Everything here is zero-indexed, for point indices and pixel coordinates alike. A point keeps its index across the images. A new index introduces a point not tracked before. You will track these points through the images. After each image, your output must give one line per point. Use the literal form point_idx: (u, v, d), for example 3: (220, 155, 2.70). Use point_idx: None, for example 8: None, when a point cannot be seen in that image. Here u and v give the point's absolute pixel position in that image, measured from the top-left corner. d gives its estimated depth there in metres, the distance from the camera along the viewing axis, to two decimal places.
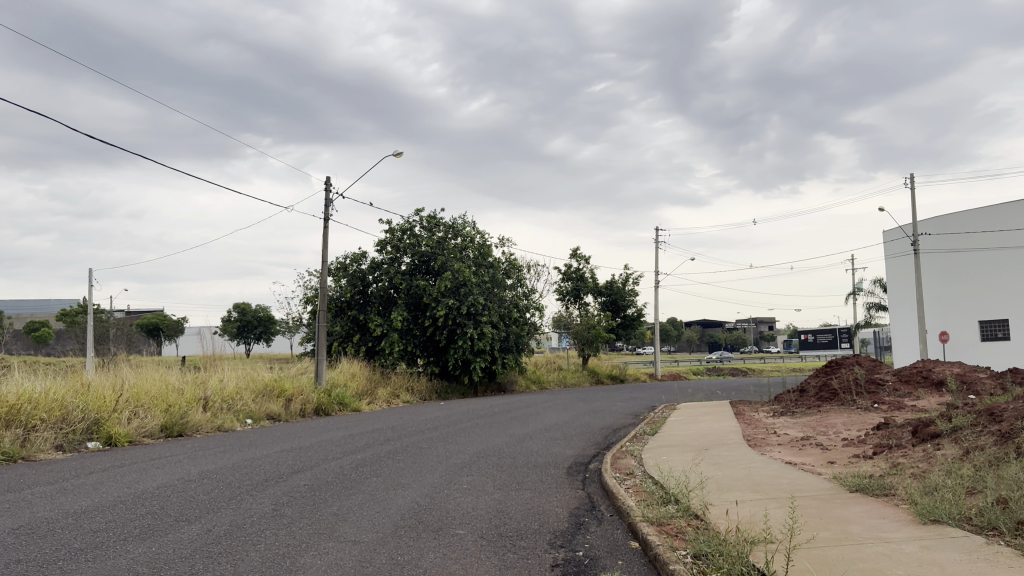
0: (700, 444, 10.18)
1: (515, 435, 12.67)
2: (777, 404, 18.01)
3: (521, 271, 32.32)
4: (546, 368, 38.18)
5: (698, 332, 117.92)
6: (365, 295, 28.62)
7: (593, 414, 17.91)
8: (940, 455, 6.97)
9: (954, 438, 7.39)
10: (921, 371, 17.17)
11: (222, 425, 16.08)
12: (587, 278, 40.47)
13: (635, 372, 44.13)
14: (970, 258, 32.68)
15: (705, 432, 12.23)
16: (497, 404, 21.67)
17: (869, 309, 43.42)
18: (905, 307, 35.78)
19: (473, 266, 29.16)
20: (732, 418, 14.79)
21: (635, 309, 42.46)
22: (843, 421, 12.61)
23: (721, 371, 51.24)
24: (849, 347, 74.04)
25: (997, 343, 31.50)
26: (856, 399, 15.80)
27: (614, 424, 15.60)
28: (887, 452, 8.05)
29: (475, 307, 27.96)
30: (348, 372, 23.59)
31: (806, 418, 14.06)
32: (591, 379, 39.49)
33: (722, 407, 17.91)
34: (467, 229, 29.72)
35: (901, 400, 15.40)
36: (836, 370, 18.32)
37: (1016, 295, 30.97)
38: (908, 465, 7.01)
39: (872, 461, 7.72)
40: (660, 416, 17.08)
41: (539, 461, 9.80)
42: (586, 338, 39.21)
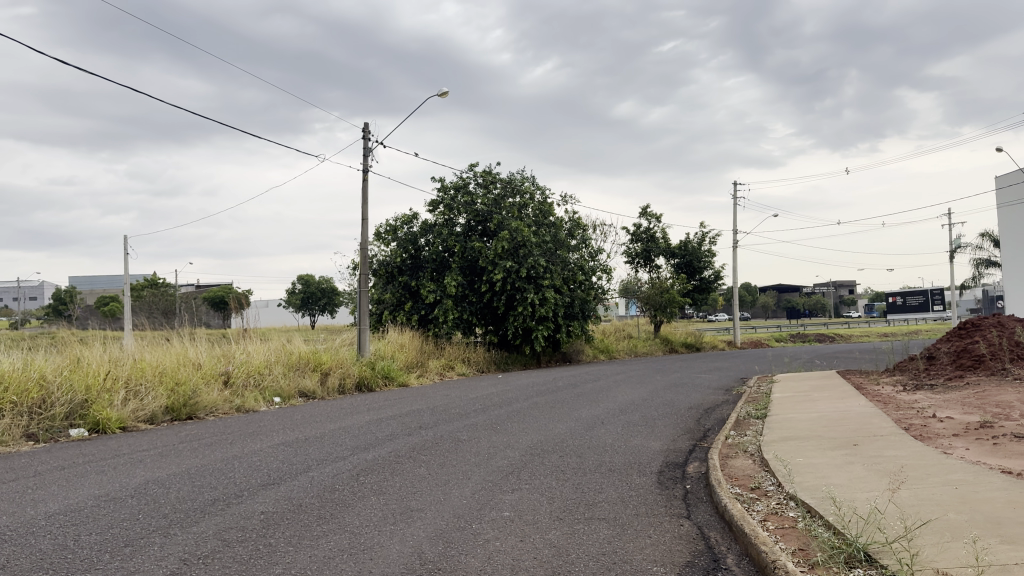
0: (843, 438, 7.27)
1: (584, 421, 9.99)
2: (901, 375, 14.82)
3: (586, 230, 29.42)
4: (614, 337, 35.39)
5: (774, 297, 112.52)
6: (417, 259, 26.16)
7: (675, 389, 15.16)
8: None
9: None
10: None
11: (242, 405, 13.89)
12: (658, 238, 37.35)
13: (712, 339, 40.86)
14: None
15: (833, 417, 9.28)
16: (564, 377, 19.06)
17: (977, 267, 38.86)
18: None
19: (532, 226, 26.45)
20: (856, 396, 11.78)
21: (712, 271, 39.08)
22: (1021, 397, 9.45)
23: (804, 337, 47.31)
24: (943, 310, 68.46)
25: None
26: (1010, 369, 12.53)
27: (702, 402, 12.81)
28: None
29: (534, 269, 25.28)
30: (395, 342, 21.23)
31: (955, 393, 10.99)
32: (664, 347, 36.53)
33: (830, 381, 14.93)
34: (525, 185, 26.91)
35: None
36: (972, 334, 15.02)
37: None
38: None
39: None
40: (758, 392, 14.17)
41: (613, 461, 7.12)
42: (659, 303, 36.09)
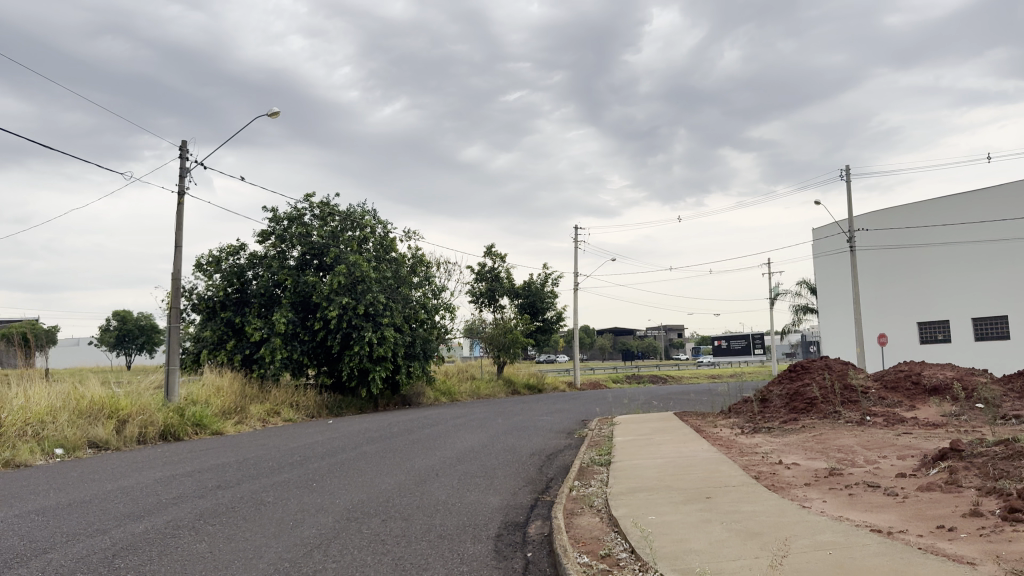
0: (694, 490, 6.70)
1: (416, 474, 8.96)
2: (737, 417, 14.85)
3: (429, 268, 28.51)
4: (456, 378, 34.48)
5: (611, 339, 116.28)
6: (244, 294, 24.11)
7: (517, 434, 14.41)
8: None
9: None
10: (908, 377, 14.26)
11: (10, 460, 11.61)
12: (502, 278, 37.09)
13: (553, 380, 40.89)
14: (907, 255, 29.34)
15: (680, 465, 8.77)
16: (401, 422, 17.85)
17: (797, 312, 41.47)
18: (841, 307, 33.00)
19: (372, 261, 25.23)
20: (700, 440, 11.48)
21: (554, 312, 39.23)
22: (858, 442, 9.39)
23: (641, 379, 48.60)
24: (762, 354, 73.13)
25: (938, 346, 28.20)
26: (840, 412, 12.75)
27: (544, 448, 12.11)
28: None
29: (373, 306, 24.00)
30: (211, 385, 19.14)
31: (793, 437, 10.90)
32: (506, 389, 36.00)
33: (671, 425, 14.72)
34: (366, 218, 25.68)
35: (895, 413, 12.50)
36: (803, 376, 15.39)
37: (956, 294, 27.67)
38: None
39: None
40: (601, 436, 13.68)
41: (444, 525, 6.16)
42: (502, 344, 35.61)
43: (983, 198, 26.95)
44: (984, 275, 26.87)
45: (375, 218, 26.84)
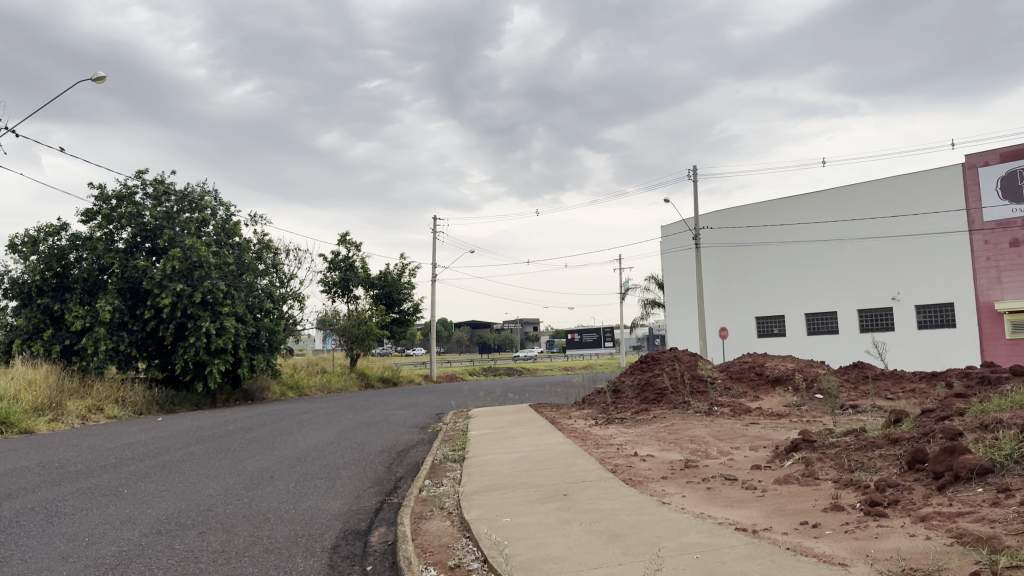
0: (552, 487, 6.31)
1: (248, 479, 8.13)
2: (591, 408, 14.80)
3: (276, 254, 26.99)
4: (305, 371, 32.97)
5: (468, 332, 116.46)
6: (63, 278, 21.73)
7: (365, 430, 13.68)
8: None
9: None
10: (752, 368, 14.74)
11: None
12: (356, 268, 35.88)
13: (408, 373, 40.10)
14: (748, 253, 30.85)
15: (536, 459, 8.41)
16: (242, 417, 16.63)
17: (646, 306, 42.87)
18: (688, 302, 34.30)
19: (212, 246, 23.54)
20: (556, 432, 11.23)
21: (410, 304, 38.42)
22: (710, 433, 9.43)
23: (496, 371, 48.66)
24: (613, 346, 75.52)
25: (772, 339, 29.88)
26: (690, 402, 12.93)
27: (394, 444, 11.49)
28: (903, 503, 4.56)
29: (211, 294, 22.35)
30: (21, 379, 17.01)
31: (647, 428, 10.88)
32: (359, 383, 34.88)
33: (526, 417, 14.46)
34: (206, 200, 23.90)
35: (741, 403, 12.82)
36: (654, 367, 15.59)
37: (791, 291, 29.37)
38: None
39: (904, 527, 4.18)
40: (455, 430, 13.20)
41: (274, 540, 5.51)
42: (355, 336, 34.44)
43: (816, 201, 28.69)
44: (816, 273, 28.66)
45: (216, 200, 25.05)
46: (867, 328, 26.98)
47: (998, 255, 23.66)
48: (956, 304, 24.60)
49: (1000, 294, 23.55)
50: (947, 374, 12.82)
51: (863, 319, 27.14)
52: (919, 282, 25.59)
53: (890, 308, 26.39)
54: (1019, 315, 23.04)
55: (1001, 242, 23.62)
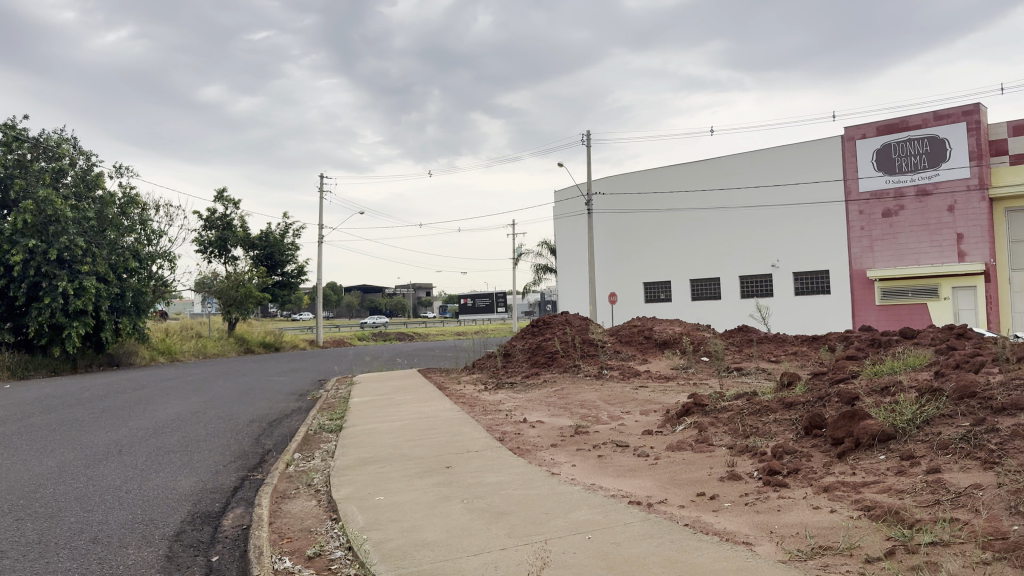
0: (433, 459, 5.76)
1: (90, 455, 7.22)
2: (480, 373, 14.35)
3: (144, 210, 25.08)
4: (179, 336, 31.14)
5: (358, 296, 114.16)
6: None
7: (238, 398, 12.75)
8: (988, 491, 3.33)
9: (968, 450, 3.81)
10: (642, 331, 14.65)
11: None
12: (235, 227, 34.08)
13: (292, 338, 38.67)
14: (638, 219, 31.09)
15: (418, 427, 7.83)
16: (104, 385, 15.33)
17: (537, 271, 42.85)
18: (578, 267, 34.38)
19: (70, 199, 21.56)
20: (442, 398, 10.70)
21: (294, 266, 36.88)
22: (599, 397, 9.12)
23: (385, 336, 47.74)
24: (504, 312, 75.77)
25: (659, 305, 30.39)
26: (581, 366, 12.67)
27: (267, 414, 10.68)
28: (803, 472, 4.30)
29: (69, 252, 20.49)
30: None
31: (536, 393, 10.50)
32: (238, 348, 33.30)
33: (412, 382, 13.86)
34: (64, 148, 21.87)
35: (631, 366, 12.67)
36: (544, 331, 15.27)
37: (678, 257, 29.84)
38: (939, 518, 3.23)
39: (807, 499, 3.90)
40: (336, 397, 12.47)
41: (106, 529, 4.75)
42: (234, 299, 32.75)
43: (704, 168, 29.09)
44: (701, 240, 29.18)
45: (76, 149, 22.98)
46: (748, 294, 27.78)
47: (871, 225, 24.70)
48: (830, 271, 25.61)
49: (871, 262, 24.65)
50: (826, 337, 13.08)
51: (744, 285, 27.91)
52: (799, 250, 26.46)
53: (770, 275, 27.22)
54: (887, 282, 24.20)
55: (874, 212, 24.65)
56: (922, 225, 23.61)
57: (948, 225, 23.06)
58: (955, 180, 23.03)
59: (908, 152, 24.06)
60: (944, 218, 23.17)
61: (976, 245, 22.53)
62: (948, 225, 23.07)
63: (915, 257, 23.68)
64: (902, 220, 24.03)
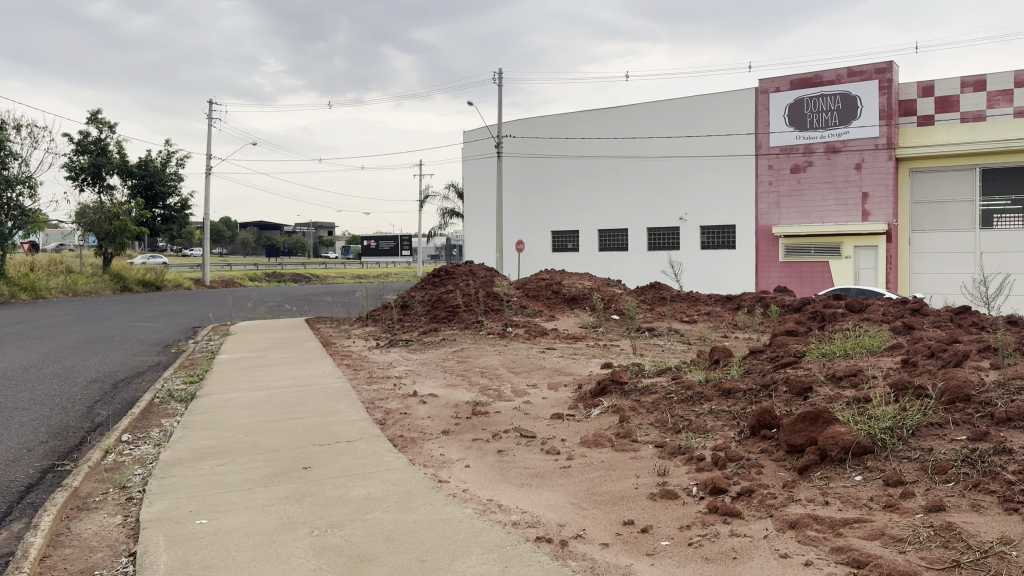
0: (290, 455, 4.55)
1: None
2: (373, 327, 13.08)
3: None
4: (45, 271, 28.31)
5: (256, 233, 109.55)
6: None
7: (88, 350, 11.05)
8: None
9: (974, 480, 2.99)
10: (550, 286, 13.67)
11: None
12: (111, 153, 31.12)
13: (176, 276, 36.03)
14: (549, 165, 30.02)
15: (284, 400, 6.56)
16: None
17: (443, 215, 41.40)
18: (485, 213, 33.15)
19: None
20: (325, 357, 9.42)
21: (177, 198, 34.17)
22: (501, 363, 8.05)
23: (281, 277, 45.46)
24: (408, 255, 73.94)
25: (566, 255, 29.65)
26: (483, 322, 11.62)
27: (114, 373, 9.11)
28: (759, 495, 3.36)
29: None
30: None
31: (432, 354, 9.36)
32: (114, 286, 30.69)
33: (296, 335, 12.49)
34: None
35: (537, 324, 11.72)
36: (445, 282, 14.10)
37: (588, 206, 29.02)
38: None
39: (770, 540, 2.95)
40: (204, 352, 10.97)
41: None
42: (107, 232, 30.01)
43: (616, 115, 28.17)
44: (611, 189, 28.42)
45: None
46: (655, 247, 27.35)
47: (780, 180, 24.46)
48: (737, 227, 25.36)
49: (778, 218, 24.49)
50: (740, 297, 12.45)
51: (652, 237, 27.43)
52: (707, 203, 26.06)
53: (678, 228, 26.80)
54: (793, 240, 24.14)
55: (784, 167, 24.39)
56: (829, 183, 23.53)
57: (855, 184, 23.03)
58: (864, 138, 22.93)
59: (821, 108, 23.80)
60: (851, 177, 23.11)
61: (880, 205, 22.59)
62: (855, 184, 23.04)
63: (821, 215, 23.64)
64: (811, 177, 23.87)
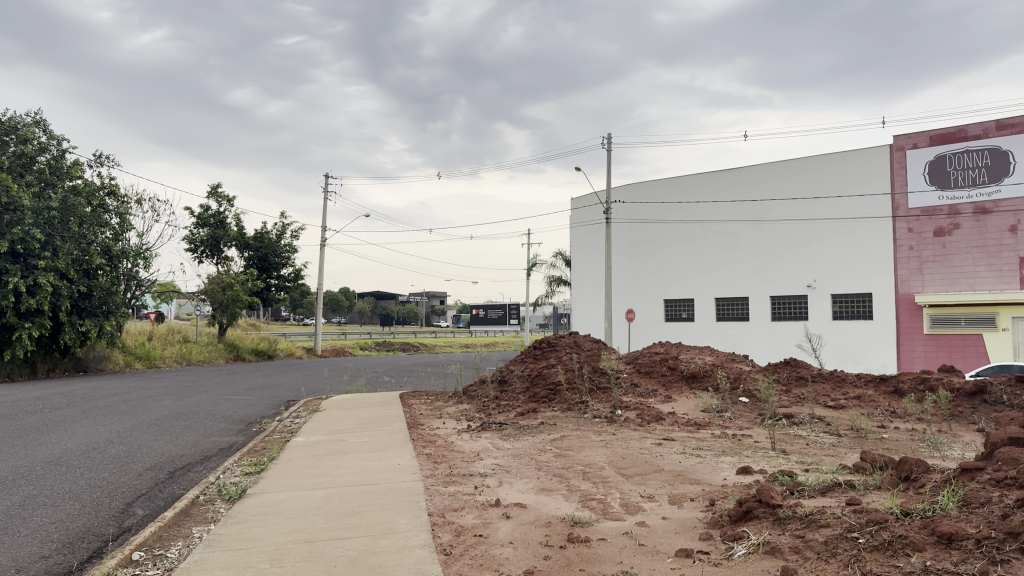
0: None
1: None
2: (467, 405, 11.84)
3: (119, 202, 22.87)
4: (162, 340, 28.96)
5: (371, 303, 112.28)
6: None
7: (167, 427, 10.33)
8: None
9: None
10: (665, 361, 12.09)
11: None
12: (229, 225, 32.06)
13: (287, 345, 36.38)
14: (661, 231, 28.51)
15: (341, 506, 5.34)
16: (34, 396, 13.01)
17: (550, 283, 40.34)
18: (594, 281, 31.78)
19: (32, 187, 19.44)
20: (406, 443, 8.21)
21: (290, 268, 34.72)
22: (608, 460, 6.58)
23: (389, 346, 45.48)
24: (517, 324, 73.18)
25: (680, 325, 27.80)
26: (588, 403, 10.16)
27: (178, 457, 8.21)
28: None
29: (24, 244, 18.23)
30: None
31: (527, 443, 7.99)
32: (227, 356, 31.03)
33: (384, 413, 11.42)
34: (32, 129, 19.67)
35: (652, 407, 10.17)
36: (548, 356, 12.74)
37: (705, 274, 27.23)
38: None
39: None
40: (282, 432, 10.01)
41: None
42: (221, 302, 30.63)
43: (735, 178, 26.55)
44: (730, 256, 26.59)
45: (47, 133, 20.89)
46: (779, 317, 25.17)
47: (921, 245, 22.00)
48: (874, 295, 22.91)
49: (920, 286, 21.92)
50: (896, 379, 10.52)
51: (776, 306, 25.28)
52: (839, 269, 23.78)
53: (805, 296, 24.56)
54: (937, 309, 21.45)
55: (925, 230, 21.96)
56: (980, 247, 20.91)
57: (1011, 248, 20.35)
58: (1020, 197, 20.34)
59: (966, 165, 21.39)
60: (1006, 240, 20.47)
61: None
62: (1011, 248, 20.36)
63: (970, 282, 20.95)
64: (957, 240, 21.32)
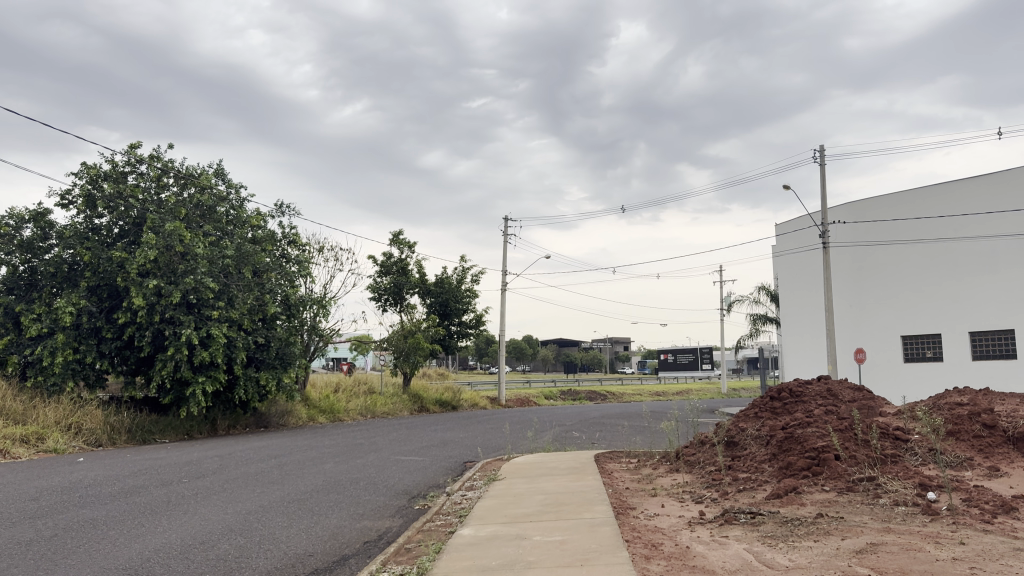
0: None
1: None
2: (688, 476, 8.83)
3: (296, 250, 22.26)
4: (347, 391, 28.22)
5: (554, 350, 110.65)
6: (35, 274, 17.69)
7: (314, 506, 8.21)
8: None
9: None
10: (975, 416, 8.53)
11: None
12: (409, 271, 31.19)
13: (472, 395, 34.83)
14: (893, 254, 23.96)
15: None
16: (189, 460, 11.60)
17: (754, 322, 36.06)
18: (809, 318, 27.46)
19: (209, 236, 19.07)
20: (619, 546, 5.44)
21: (471, 314, 33.30)
22: None
23: (577, 394, 42.81)
24: (710, 369, 68.01)
25: (926, 365, 22.96)
26: (879, 484, 6.89)
27: (302, 561, 5.91)
28: None
29: (196, 293, 17.61)
30: None
31: (818, 560, 4.92)
32: (411, 407, 29.82)
33: (582, 486, 8.72)
34: (209, 178, 19.46)
35: (983, 490, 6.73)
36: (794, 409, 9.50)
37: (955, 303, 22.37)
38: None
39: None
40: (452, 516, 7.54)
41: None
42: (403, 350, 29.54)
43: (989, 185, 21.70)
44: (987, 280, 21.65)
45: (227, 183, 20.73)
46: None
47: None
48: None
49: None
50: None
51: None
52: None
53: None
54: None
55: None
56: None
57: None
58: None
59: None
60: None
61: None
62: None
63: None
64: None
